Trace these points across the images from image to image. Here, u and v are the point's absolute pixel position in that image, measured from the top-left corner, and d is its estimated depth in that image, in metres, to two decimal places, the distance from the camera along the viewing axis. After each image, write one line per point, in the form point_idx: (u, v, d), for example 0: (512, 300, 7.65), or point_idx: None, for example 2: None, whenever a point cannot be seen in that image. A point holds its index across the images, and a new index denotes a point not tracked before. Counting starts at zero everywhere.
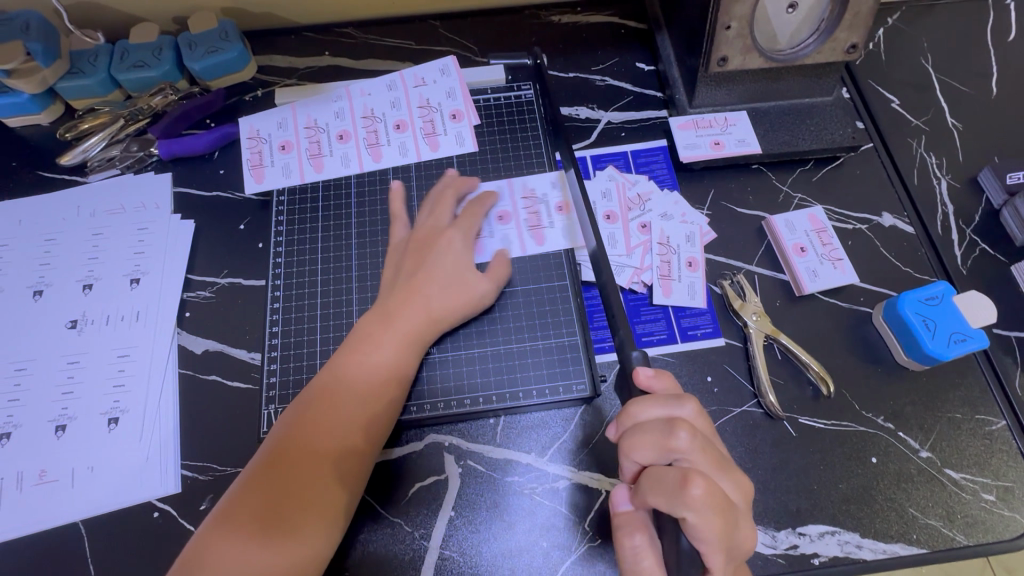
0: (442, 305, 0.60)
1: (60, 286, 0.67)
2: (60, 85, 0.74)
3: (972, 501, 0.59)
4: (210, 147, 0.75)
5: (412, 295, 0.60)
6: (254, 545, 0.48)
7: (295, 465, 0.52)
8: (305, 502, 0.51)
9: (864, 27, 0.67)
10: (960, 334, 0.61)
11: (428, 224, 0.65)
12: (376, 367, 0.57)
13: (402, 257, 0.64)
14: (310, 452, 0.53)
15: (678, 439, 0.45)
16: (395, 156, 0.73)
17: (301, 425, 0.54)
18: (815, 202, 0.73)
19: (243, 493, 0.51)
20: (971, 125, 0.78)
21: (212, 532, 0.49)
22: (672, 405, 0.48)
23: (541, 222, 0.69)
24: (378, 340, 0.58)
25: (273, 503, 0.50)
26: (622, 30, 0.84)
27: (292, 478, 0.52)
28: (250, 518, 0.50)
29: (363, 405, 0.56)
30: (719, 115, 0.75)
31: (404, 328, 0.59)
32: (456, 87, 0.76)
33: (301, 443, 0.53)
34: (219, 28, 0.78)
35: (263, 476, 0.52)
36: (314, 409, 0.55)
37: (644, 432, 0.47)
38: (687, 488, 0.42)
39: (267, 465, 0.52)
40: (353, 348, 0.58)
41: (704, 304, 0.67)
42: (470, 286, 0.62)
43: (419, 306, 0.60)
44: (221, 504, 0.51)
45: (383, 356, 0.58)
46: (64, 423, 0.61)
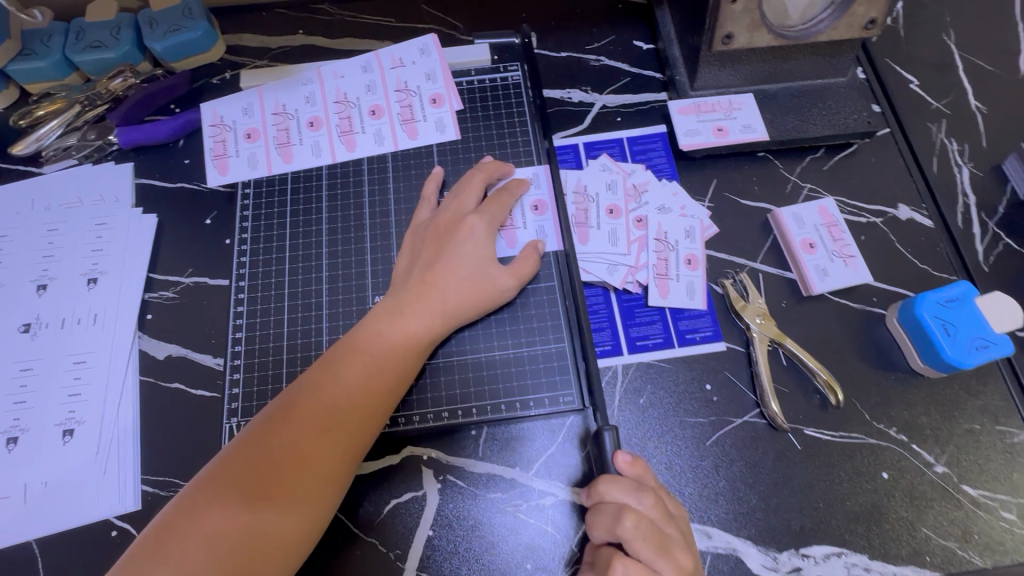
0: (458, 299, 0.56)
1: (12, 286, 0.63)
2: (11, 68, 0.69)
3: (990, 520, 0.54)
4: (174, 135, 0.69)
5: (425, 284, 0.56)
6: (219, 518, 0.44)
7: (286, 447, 0.47)
8: (292, 486, 0.46)
9: (884, 1, 0.60)
10: (981, 339, 0.56)
11: (451, 209, 0.60)
12: (382, 353, 0.53)
13: (420, 245, 0.59)
14: (304, 432, 0.48)
15: (620, 529, 0.46)
16: (370, 144, 0.67)
17: (297, 404, 0.49)
18: (826, 194, 0.67)
19: (224, 466, 0.46)
20: (996, 109, 0.72)
21: (187, 498, 0.45)
22: (631, 492, 0.47)
23: (515, 222, 0.63)
24: (386, 326, 0.54)
25: (258, 484, 0.45)
26: (619, 4, 0.78)
27: (281, 458, 0.47)
28: (230, 496, 0.45)
29: (364, 392, 0.51)
30: (722, 98, 0.69)
31: (415, 314, 0.55)
32: (437, 68, 0.70)
33: (296, 422, 0.48)
34: (182, 4, 0.72)
35: (250, 446, 0.47)
36: (311, 388, 0.50)
37: (598, 514, 0.48)
38: None
39: (256, 443, 0.47)
40: (359, 334, 0.54)
41: (704, 306, 0.62)
42: (490, 280, 0.57)
43: (435, 297, 0.55)
44: (197, 481, 0.46)
45: (391, 342, 0.53)
46: (16, 436, 0.57)
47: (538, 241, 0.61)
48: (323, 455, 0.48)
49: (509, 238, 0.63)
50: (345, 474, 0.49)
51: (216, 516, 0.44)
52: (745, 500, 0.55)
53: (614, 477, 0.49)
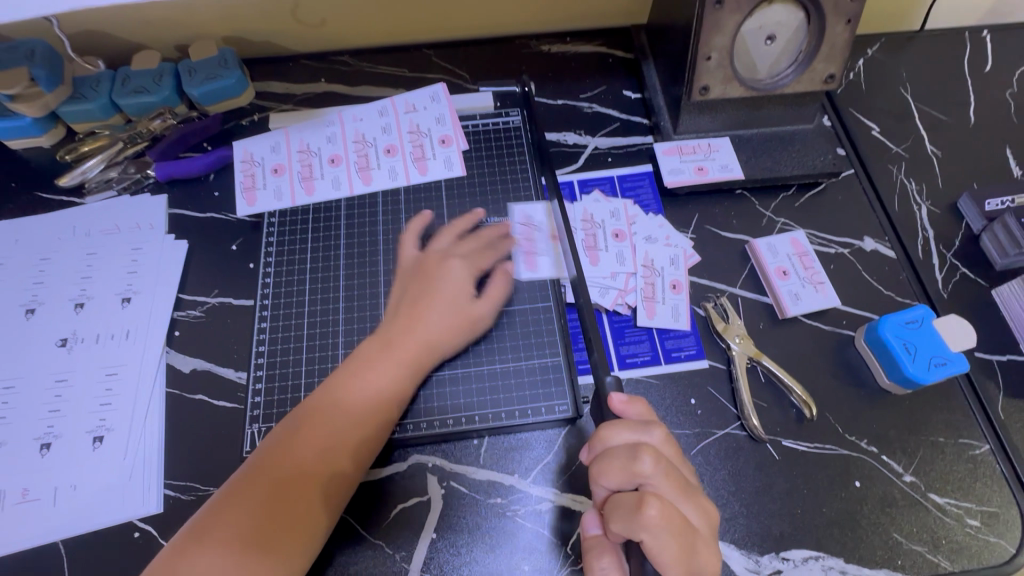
0: (440, 330, 0.62)
1: (53, 304, 0.69)
2: (62, 110, 0.77)
3: (956, 527, 0.58)
4: (205, 169, 0.77)
5: (412, 320, 0.62)
6: (232, 544, 0.49)
7: (291, 475, 0.53)
8: (293, 516, 0.51)
9: (840, 58, 0.69)
10: (939, 358, 0.62)
11: (436, 251, 0.67)
12: (376, 387, 0.58)
13: (407, 284, 0.65)
14: (302, 465, 0.53)
15: (642, 464, 0.48)
16: (385, 180, 0.74)
17: (300, 435, 0.55)
18: (798, 227, 0.74)
19: (236, 493, 0.52)
20: (950, 153, 0.80)
21: (201, 524, 0.50)
22: (639, 430, 0.51)
23: (535, 250, 0.70)
24: (380, 360, 0.60)
25: (266, 511, 0.51)
26: (609, 59, 0.87)
27: (287, 485, 0.52)
28: (234, 529, 0.50)
29: (358, 424, 0.56)
30: (702, 141, 0.77)
31: (405, 347, 0.60)
32: (446, 113, 0.78)
33: (300, 453, 0.54)
34: (218, 56, 0.80)
35: (259, 474, 0.53)
36: (309, 423, 0.56)
37: (612, 458, 0.49)
38: (642, 511, 0.46)
39: (264, 472, 0.53)
40: (355, 368, 0.59)
41: (688, 327, 0.68)
42: (470, 311, 0.64)
43: (421, 330, 0.61)
44: (206, 509, 0.52)
45: (385, 374, 0.59)
46: (50, 441, 0.62)
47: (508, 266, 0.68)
48: (323, 484, 0.53)
49: (530, 264, 0.69)
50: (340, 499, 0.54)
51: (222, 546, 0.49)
52: (729, 507, 0.59)
53: (620, 421, 0.52)
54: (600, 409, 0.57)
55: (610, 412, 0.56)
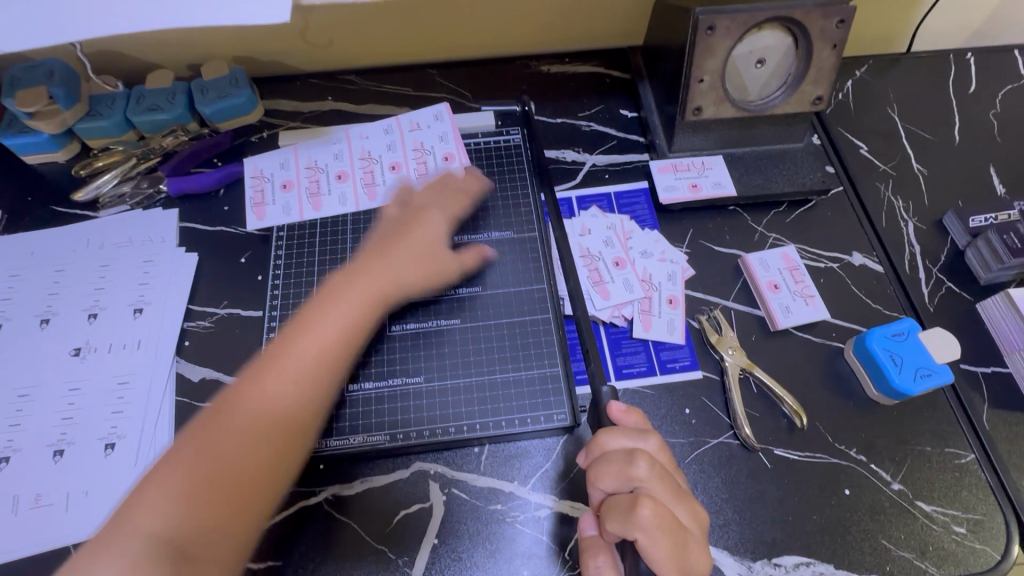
0: (406, 277, 0.62)
1: (67, 315, 0.71)
2: (79, 126, 0.79)
3: (943, 534, 0.60)
4: (216, 185, 0.79)
5: (372, 271, 0.61)
6: (170, 518, 0.45)
7: (231, 435, 0.49)
8: (236, 479, 0.48)
9: (827, 81, 0.72)
10: (925, 369, 0.64)
11: (416, 206, 0.68)
12: (329, 328, 0.56)
13: (385, 232, 0.65)
14: (251, 413, 0.50)
15: (637, 468, 0.50)
16: (390, 196, 0.77)
17: (236, 395, 0.51)
18: (789, 242, 0.77)
19: (171, 465, 0.47)
20: (935, 172, 0.83)
21: (128, 504, 0.45)
22: (635, 437, 0.53)
23: (603, 278, 0.72)
24: (330, 310, 0.57)
25: (207, 479, 0.47)
26: (607, 79, 0.90)
27: (228, 449, 0.48)
28: (172, 503, 0.45)
29: (312, 365, 0.53)
30: (696, 159, 0.80)
31: (358, 300, 0.58)
32: (448, 131, 0.81)
33: (240, 412, 0.50)
34: (229, 75, 0.83)
35: (195, 441, 0.48)
36: (248, 381, 0.52)
37: (608, 462, 0.51)
38: (637, 511, 0.48)
39: (200, 437, 0.49)
40: (303, 321, 0.56)
41: (683, 339, 0.70)
42: (441, 262, 0.65)
43: (387, 283, 0.61)
44: (136, 486, 0.47)
45: (331, 323, 0.56)
46: (63, 448, 0.63)
47: (484, 248, 0.71)
48: (267, 444, 0.50)
49: (603, 292, 0.71)
50: (297, 448, 0.52)
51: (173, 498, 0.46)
52: (722, 513, 0.61)
53: (617, 428, 0.55)
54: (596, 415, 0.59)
55: (607, 420, 0.58)
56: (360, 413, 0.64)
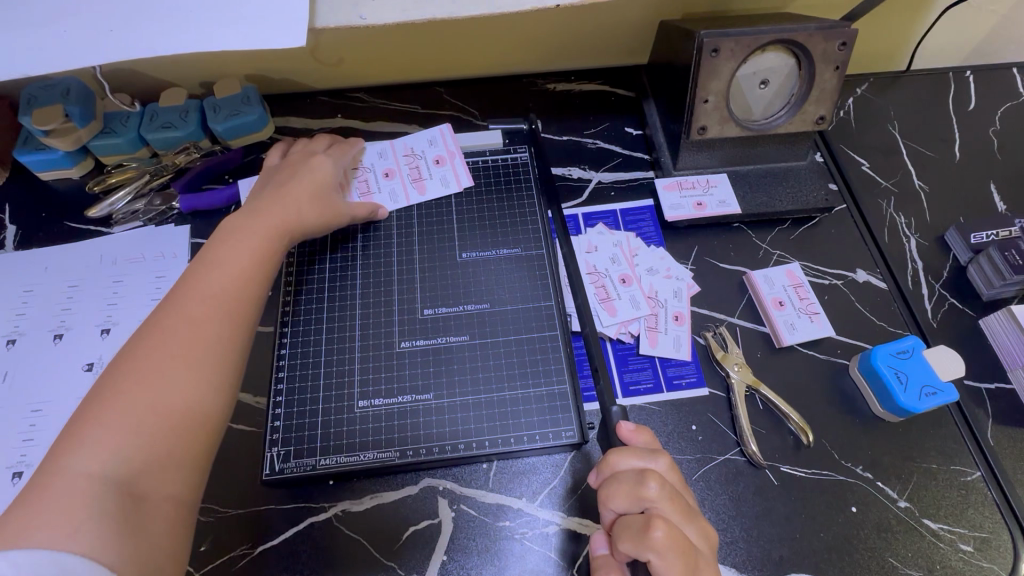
0: (310, 215, 0.68)
1: (79, 330, 0.72)
2: (93, 144, 0.81)
3: (950, 552, 0.60)
4: (227, 202, 0.81)
5: (267, 209, 0.65)
6: (116, 432, 0.47)
7: (161, 352, 0.51)
8: (178, 389, 0.51)
9: (830, 102, 0.74)
10: (930, 387, 0.64)
11: (300, 154, 0.74)
12: (239, 261, 0.59)
13: (275, 177, 0.71)
14: (177, 341, 0.52)
15: (648, 489, 0.50)
16: (388, 202, 0.78)
17: (159, 319, 0.54)
18: (793, 259, 0.78)
19: (107, 389, 0.49)
20: (937, 189, 0.84)
21: (69, 435, 0.47)
22: (645, 458, 0.54)
23: (610, 295, 0.73)
24: (238, 238, 0.61)
25: (150, 392, 0.49)
26: (612, 97, 0.91)
27: (163, 365, 0.51)
28: (117, 421, 0.48)
29: (230, 292, 0.57)
30: (701, 177, 0.81)
31: (257, 232, 0.62)
32: (438, 135, 0.83)
33: (165, 330, 0.53)
34: (241, 93, 0.85)
35: (126, 364, 0.51)
36: (167, 306, 0.55)
37: (619, 483, 0.52)
38: (650, 532, 0.48)
39: (130, 359, 0.51)
40: (212, 252, 0.59)
41: (689, 356, 0.70)
42: (333, 202, 0.71)
43: (277, 215, 0.65)
44: (70, 421, 0.48)
45: (241, 250, 0.60)
46: None
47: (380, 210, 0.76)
48: (203, 354, 0.53)
49: (609, 309, 0.72)
50: (234, 371, 0.55)
51: (113, 434, 0.47)
52: (729, 530, 0.61)
53: (627, 448, 0.55)
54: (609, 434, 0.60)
55: (618, 439, 0.58)
56: (371, 429, 0.65)
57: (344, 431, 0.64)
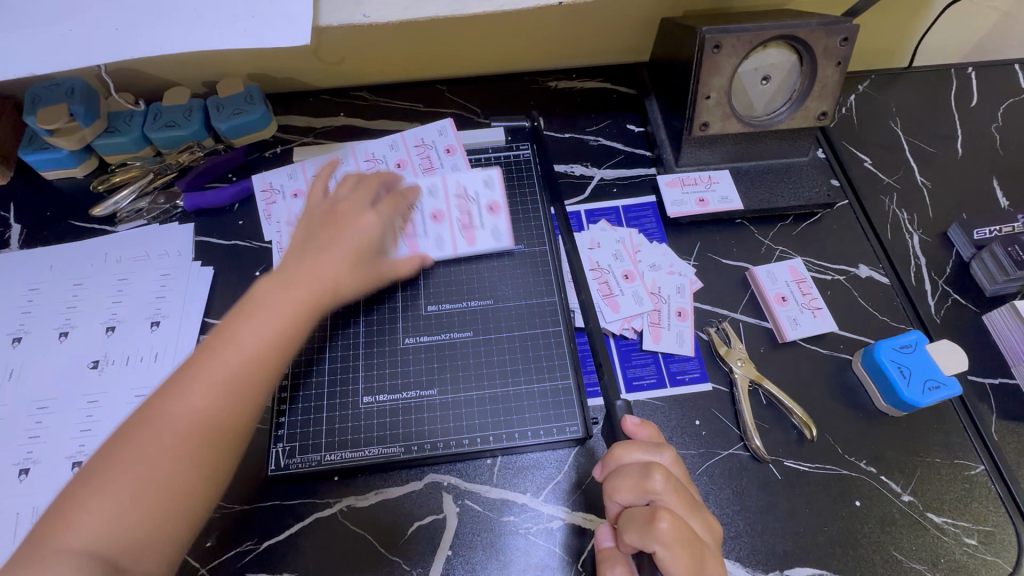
0: (348, 279, 0.58)
1: (85, 328, 0.72)
2: (98, 143, 0.81)
3: (954, 546, 0.60)
4: (231, 200, 0.81)
5: (307, 270, 0.56)
6: (100, 527, 0.44)
7: (161, 439, 0.47)
8: (173, 485, 0.46)
9: (831, 97, 0.74)
10: (933, 380, 0.64)
11: (350, 201, 0.64)
12: (263, 337, 0.52)
13: (316, 228, 0.61)
14: (178, 431, 0.47)
15: (653, 481, 0.50)
16: (431, 247, 0.74)
17: (168, 398, 0.48)
18: (796, 255, 0.78)
19: (101, 469, 0.46)
20: (939, 185, 0.84)
21: (62, 514, 0.44)
22: (650, 451, 0.54)
23: (613, 291, 0.73)
24: (267, 310, 0.53)
25: (146, 487, 0.45)
26: (614, 95, 0.92)
27: (160, 457, 0.46)
28: (106, 509, 0.44)
29: (244, 379, 0.50)
30: (703, 173, 0.81)
31: (289, 305, 0.54)
32: (494, 178, 0.79)
33: (171, 414, 0.48)
34: (244, 92, 0.85)
35: (126, 447, 0.46)
36: (180, 383, 0.49)
37: (625, 475, 0.52)
38: (656, 524, 0.48)
39: (129, 440, 0.47)
40: (239, 319, 0.52)
41: (692, 352, 0.71)
42: (376, 265, 0.63)
43: (317, 281, 0.56)
44: (65, 492, 0.45)
45: (268, 328, 0.52)
46: (81, 459, 0.64)
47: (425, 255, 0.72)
48: (202, 444, 0.48)
49: (612, 305, 0.72)
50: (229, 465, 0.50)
51: (96, 516, 0.44)
52: (734, 525, 0.61)
53: (633, 441, 0.55)
54: (612, 432, 0.60)
55: (622, 433, 0.58)
56: (375, 425, 0.65)
57: (348, 427, 0.65)
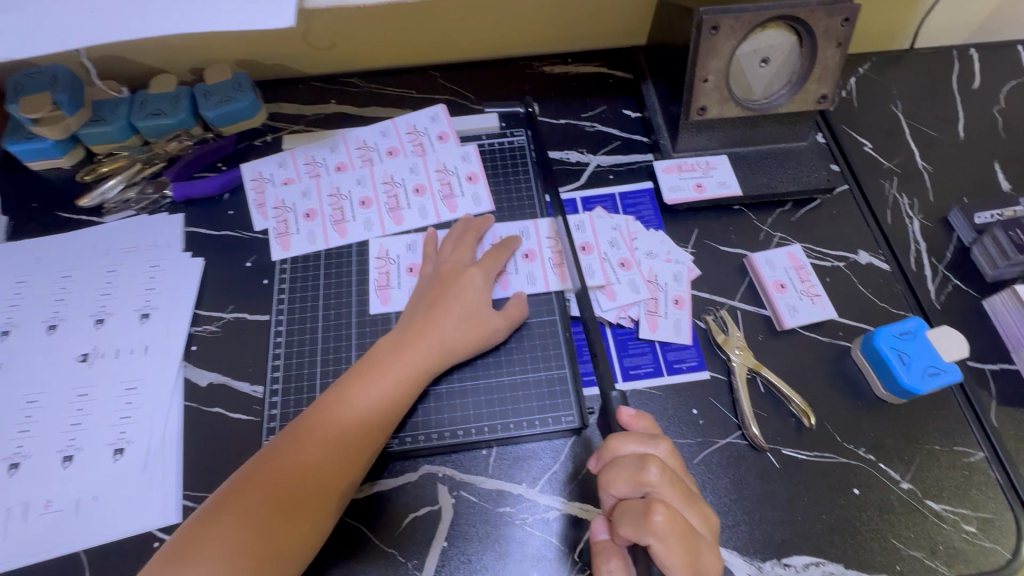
0: (456, 340, 0.64)
1: (74, 321, 0.71)
2: (83, 132, 0.79)
3: (953, 533, 0.60)
4: (220, 189, 0.79)
5: (422, 329, 0.64)
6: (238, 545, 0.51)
7: (293, 470, 0.55)
8: (300, 512, 0.54)
9: (832, 79, 0.72)
10: (933, 366, 0.64)
11: (454, 261, 0.70)
12: (384, 389, 0.60)
13: (424, 292, 0.68)
14: (309, 465, 0.56)
15: (648, 473, 0.50)
16: (416, 219, 0.77)
17: (302, 436, 0.57)
18: (795, 241, 0.77)
19: (240, 492, 0.54)
20: (940, 169, 0.82)
21: (207, 525, 0.52)
22: (646, 443, 0.53)
23: (610, 279, 0.72)
24: (387, 364, 0.62)
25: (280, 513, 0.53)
26: (610, 79, 0.90)
27: (292, 487, 0.54)
28: (244, 523, 0.52)
29: (366, 426, 0.59)
30: (701, 159, 0.79)
31: (406, 361, 0.62)
32: (470, 151, 0.81)
33: (304, 450, 0.56)
34: (232, 79, 0.83)
35: (265, 475, 0.55)
36: (312, 423, 0.58)
37: (620, 467, 0.51)
38: (650, 517, 0.47)
39: (268, 468, 0.55)
40: (362, 369, 0.62)
41: (689, 340, 0.70)
42: (485, 323, 0.66)
43: (431, 338, 0.63)
44: (209, 507, 0.54)
45: (391, 381, 0.61)
46: (72, 454, 0.64)
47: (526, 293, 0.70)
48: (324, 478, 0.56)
49: (609, 293, 0.71)
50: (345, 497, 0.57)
51: (232, 528, 0.52)
52: (731, 514, 0.61)
53: (628, 433, 0.54)
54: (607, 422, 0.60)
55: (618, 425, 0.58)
56: None
57: None
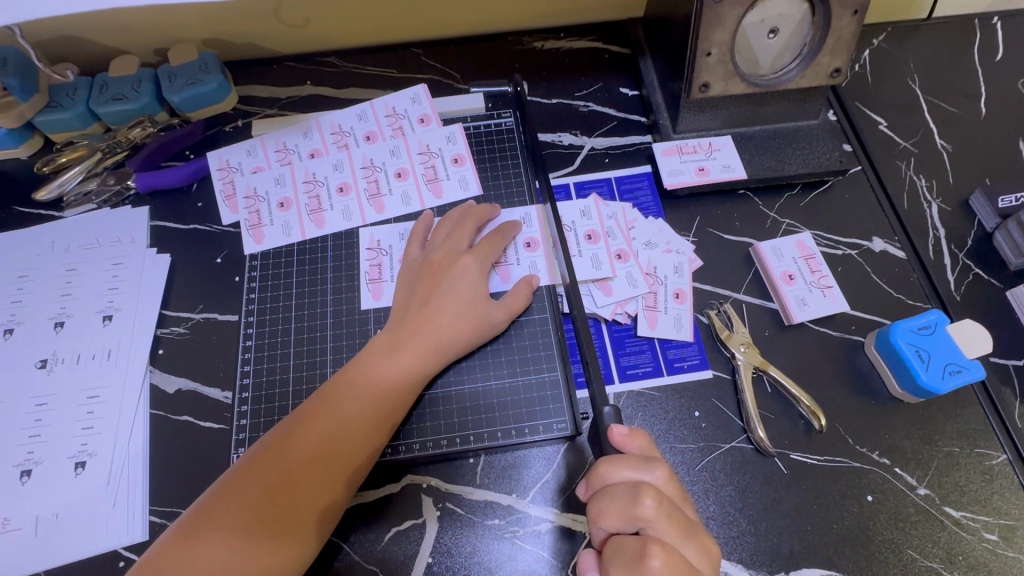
0: (451, 334, 0.60)
1: (31, 324, 0.66)
2: (38, 120, 0.74)
3: (974, 541, 0.56)
4: (188, 180, 0.74)
5: (417, 323, 0.60)
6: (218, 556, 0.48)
7: (278, 474, 0.51)
8: (287, 521, 0.50)
9: (847, 51, 0.66)
10: (954, 365, 0.59)
11: (443, 249, 0.64)
12: (376, 389, 0.57)
13: (414, 283, 0.63)
14: (297, 469, 0.52)
15: (643, 507, 0.45)
16: (398, 205, 0.71)
17: (288, 439, 0.53)
18: (804, 228, 0.71)
19: (222, 499, 0.50)
20: (961, 147, 0.77)
21: (187, 535, 0.49)
22: (640, 469, 0.48)
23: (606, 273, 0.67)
24: (380, 364, 0.58)
25: (264, 521, 0.50)
26: (605, 55, 0.84)
27: (277, 493, 0.51)
28: (225, 531, 0.49)
29: (359, 428, 0.55)
30: (703, 140, 0.74)
31: (399, 359, 0.58)
32: (456, 130, 0.75)
33: (289, 454, 0.53)
34: (199, 60, 0.77)
35: (248, 480, 0.51)
36: (300, 426, 0.54)
37: (611, 499, 0.47)
38: (646, 561, 0.43)
39: (251, 473, 0.52)
40: (354, 368, 0.58)
41: (691, 337, 0.65)
42: (484, 315, 0.62)
43: (427, 333, 0.59)
44: (187, 517, 0.50)
45: (384, 380, 0.57)
46: (30, 468, 0.59)
47: (532, 277, 0.65)
48: (312, 484, 0.52)
49: (604, 288, 0.66)
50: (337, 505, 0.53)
51: (215, 539, 0.48)
52: (736, 525, 0.57)
53: (620, 456, 0.50)
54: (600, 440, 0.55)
55: (609, 445, 0.53)
56: None
57: None
